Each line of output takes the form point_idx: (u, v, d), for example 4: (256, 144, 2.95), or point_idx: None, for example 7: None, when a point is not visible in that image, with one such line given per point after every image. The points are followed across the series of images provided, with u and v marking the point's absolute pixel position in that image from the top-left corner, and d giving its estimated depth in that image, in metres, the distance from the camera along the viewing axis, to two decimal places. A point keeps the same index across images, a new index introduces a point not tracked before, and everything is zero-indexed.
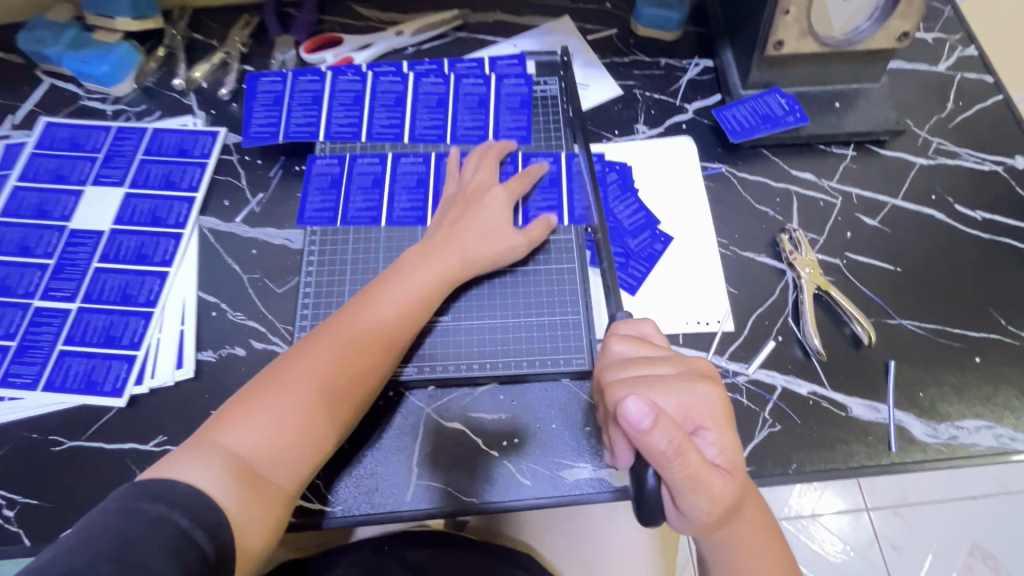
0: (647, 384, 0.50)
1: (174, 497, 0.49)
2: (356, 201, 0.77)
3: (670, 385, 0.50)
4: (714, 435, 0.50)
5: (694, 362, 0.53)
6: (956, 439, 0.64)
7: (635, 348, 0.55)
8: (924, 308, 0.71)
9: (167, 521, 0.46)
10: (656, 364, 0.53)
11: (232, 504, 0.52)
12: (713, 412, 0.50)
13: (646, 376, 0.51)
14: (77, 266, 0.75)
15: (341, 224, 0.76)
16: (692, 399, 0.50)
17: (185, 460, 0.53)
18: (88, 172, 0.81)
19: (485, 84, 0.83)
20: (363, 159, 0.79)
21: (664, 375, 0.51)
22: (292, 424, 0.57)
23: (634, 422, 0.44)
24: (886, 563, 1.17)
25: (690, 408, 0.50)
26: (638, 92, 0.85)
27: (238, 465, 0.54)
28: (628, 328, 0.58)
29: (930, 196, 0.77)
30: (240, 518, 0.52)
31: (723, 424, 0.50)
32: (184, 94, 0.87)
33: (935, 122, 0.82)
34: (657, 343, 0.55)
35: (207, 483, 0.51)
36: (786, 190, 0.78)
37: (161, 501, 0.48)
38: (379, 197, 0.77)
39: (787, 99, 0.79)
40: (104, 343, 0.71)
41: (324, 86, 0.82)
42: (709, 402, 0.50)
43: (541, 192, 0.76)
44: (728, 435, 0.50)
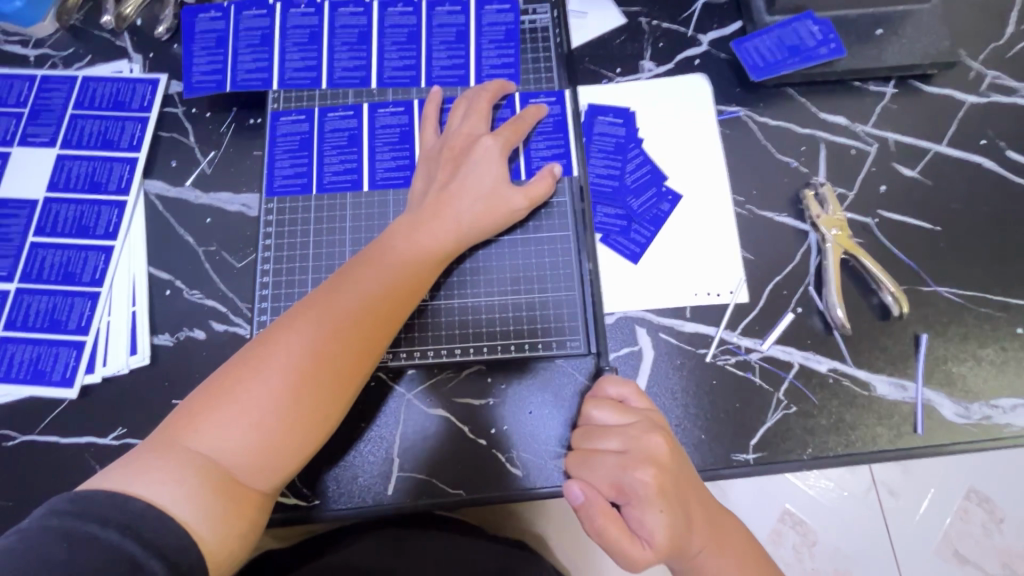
0: (587, 463, 0.50)
1: (128, 517, 0.41)
2: (332, 162, 0.67)
3: (605, 467, 0.48)
4: (644, 518, 0.46)
5: (645, 441, 0.48)
6: (989, 419, 0.59)
7: (600, 419, 0.52)
8: (964, 273, 0.63)
9: (117, 550, 0.39)
10: (604, 439, 0.50)
11: (203, 520, 0.44)
12: (643, 497, 0.46)
13: (590, 453, 0.50)
14: (11, 241, 0.67)
15: (316, 192, 0.66)
16: (625, 481, 0.47)
17: (145, 472, 0.45)
18: (13, 131, 0.71)
19: (463, 12, 0.70)
20: (334, 112, 0.68)
21: (607, 454, 0.49)
22: (270, 425, 0.48)
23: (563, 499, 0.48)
24: (883, 512, 0.92)
25: (623, 489, 0.47)
26: (644, 20, 0.72)
27: (209, 473, 0.46)
28: (614, 386, 0.53)
29: (979, 140, 0.67)
30: (211, 536, 0.44)
31: (653, 507, 0.46)
32: (117, 34, 0.75)
33: (991, 51, 0.70)
34: (620, 411, 0.51)
35: (170, 498, 0.44)
36: (813, 136, 0.68)
37: (112, 525, 0.40)
38: (358, 156, 0.67)
39: (821, 26, 0.68)
40: (49, 328, 0.64)
41: (274, 22, 0.70)
42: (642, 487, 0.46)
43: (543, 136, 0.66)
44: (655, 521, 0.46)
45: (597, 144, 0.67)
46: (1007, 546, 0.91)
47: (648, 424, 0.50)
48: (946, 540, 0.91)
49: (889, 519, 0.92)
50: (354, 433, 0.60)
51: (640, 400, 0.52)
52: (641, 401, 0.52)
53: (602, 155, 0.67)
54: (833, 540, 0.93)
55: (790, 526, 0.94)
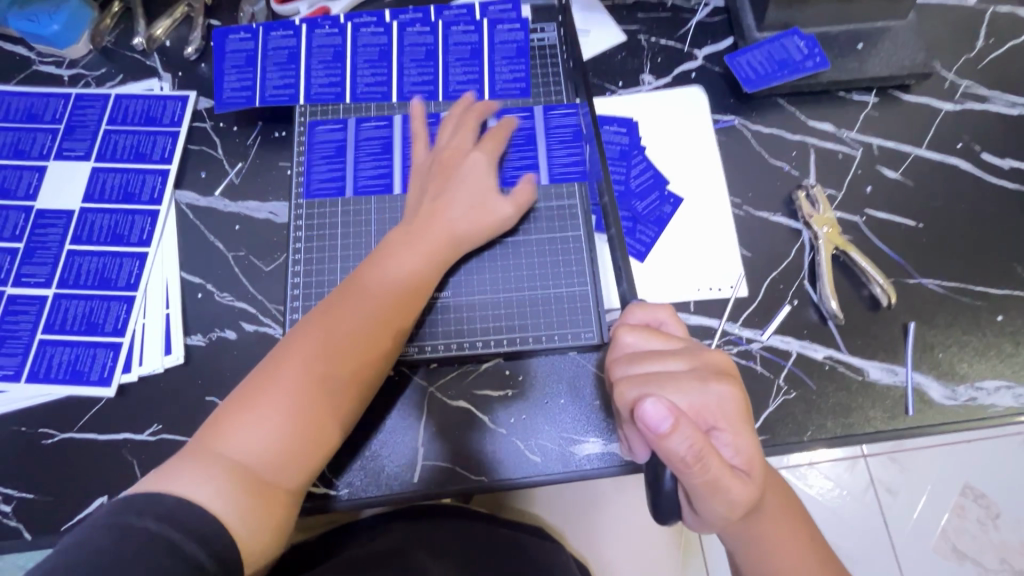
0: (660, 383, 0.48)
1: (173, 512, 0.44)
2: (365, 167, 0.72)
3: (684, 385, 0.48)
4: (730, 436, 0.48)
5: (706, 358, 0.50)
6: (975, 400, 0.63)
7: (640, 344, 0.52)
8: (946, 265, 0.67)
9: (167, 541, 0.42)
10: (668, 361, 0.50)
11: (237, 516, 0.47)
12: (728, 410, 0.48)
13: (656, 374, 0.49)
14: (49, 249, 0.70)
15: (352, 194, 0.71)
16: (707, 399, 0.48)
17: (179, 476, 0.48)
18: (50, 146, 0.75)
19: (476, 31, 0.75)
20: (368, 123, 0.73)
21: (676, 373, 0.49)
22: (291, 424, 0.52)
23: (651, 426, 0.44)
24: (881, 509, 0.97)
25: (705, 407, 0.48)
26: (643, 37, 0.78)
27: (239, 473, 0.49)
28: (642, 314, 0.54)
29: (955, 144, 0.72)
30: (246, 533, 0.48)
31: (738, 424, 0.48)
32: (147, 55, 0.79)
33: (964, 63, 0.76)
34: (664, 337, 0.52)
35: (208, 499, 0.47)
36: (802, 142, 0.73)
37: (159, 519, 0.43)
38: (390, 164, 0.72)
39: (806, 41, 0.74)
40: (86, 331, 0.67)
41: (299, 42, 0.75)
42: (725, 401, 0.48)
43: (516, 149, 0.71)
44: (743, 435, 0.48)
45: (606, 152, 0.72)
46: (1004, 542, 0.94)
47: (696, 344, 0.52)
48: (944, 538, 0.95)
49: (887, 518, 0.97)
50: (380, 424, 0.63)
51: (675, 325, 0.54)
52: (676, 328, 0.53)
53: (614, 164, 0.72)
54: (833, 537, 0.97)
55: None
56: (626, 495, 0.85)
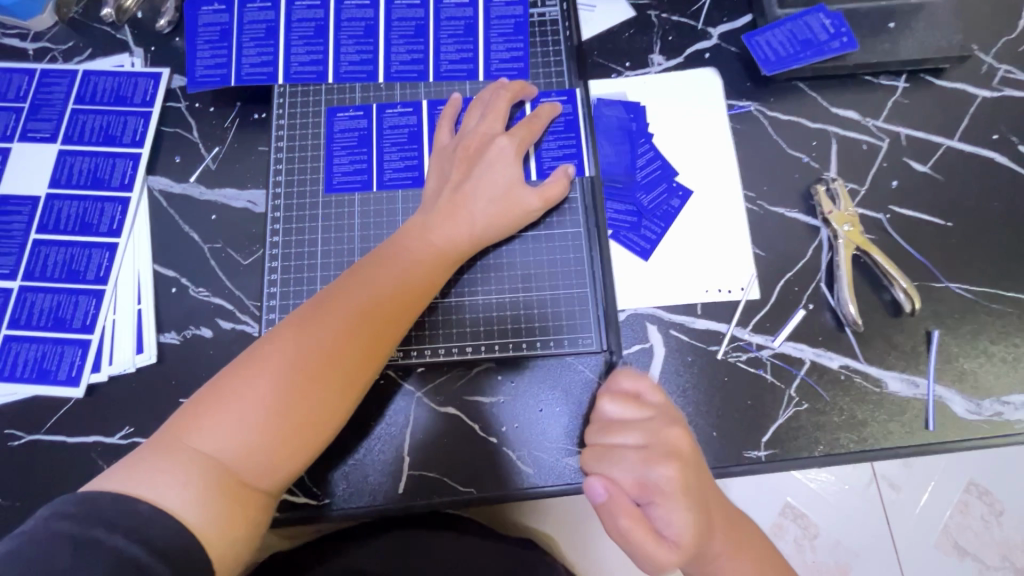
0: (607, 458, 0.48)
1: (136, 522, 0.41)
2: (341, 162, 0.66)
3: (627, 463, 0.47)
4: (670, 516, 0.45)
5: (665, 434, 0.48)
6: (1000, 416, 0.59)
7: (611, 413, 0.50)
8: (975, 268, 0.62)
9: (125, 557, 0.39)
10: (622, 435, 0.48)
11: (212, 525, 0.44)
12: (671, 492, 0.45)
13: (608, 448, 0.48)
14: (14, 238, 0.66)
15: (325, 193, 0.65)
16: (650, 479, 0.46)
17: (155, 474, 0.44)
18: (13, 126, 0.70)
19: (471, 4, 0.69)
20: (343, 113, 0.67)
21: (628, 449, 0.47)
22: (281, 431, 0.48)
23: (590, 496, 0.46)
24: (883, 505, 0.93)
25: (649, 487, 0.46)
26: (654, 13, 0.71)
27: (220, 476, 0.46)
28: (627, 381, 0.51)
29: (991, 135, 0.67)
30: (218, 541, 0.44)
31: (682, 508, 0.45)
32: (118, 27, 0.73)
33: (1003, 45, 0.69)
34: (636, 407, 0.49)
35: (177, 502, 0.43)
36: (823, 131, 0.67)
37: (119, 530, 0.40)
38: (367, 157, 0.66)
39: (833, 19, 0.67)
40: (54, 326, 0.63)
41: (279, 15, 0.69)
42: (669, 481, 0.46)
43: (554, 136, 0.65)
44: (687, 520, 0.45)
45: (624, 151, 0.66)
46: (1008, 540, 0.91)
47: (664, 418, 0.49)
48: (945, 533, 0.91)
49: (889, 513, 0.93)
50: (364, 432, 0.60)
51: (655, 394, 0.50)
52: (656, 396, 0.50)
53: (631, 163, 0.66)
54: (833, 533, 0.93)
55: (791, 519, 0.94)
56: None
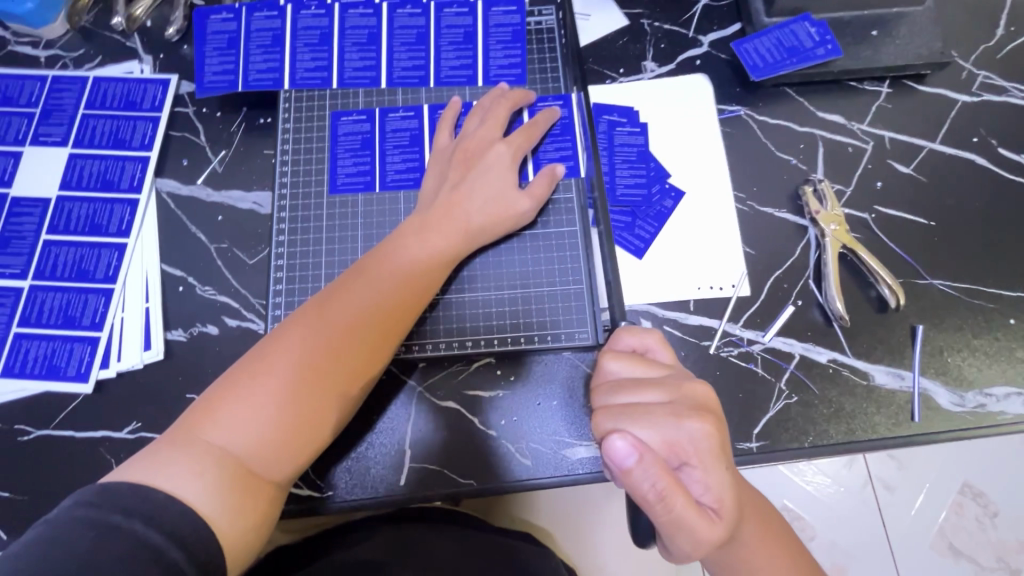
0: (633, 416, 0.47)
1: (151, 508, 0.42)
2: (346, 163, 0.68)
3: (654, 419, 0.46)
4: (700, 473, 0.46)
5: (686, 391, 0.49)
6: (984, 407, 0.61)
7: (624, 372, 0.51)
8: (957, 265, 0.65)
9: (141, 540, 0.40)
10: (643, 392, 0.49)
11: (223, 512, 0.45)
12: (702, 448, 0.46)
13: (632, 407, 0.48)
14: (25, 239, 0.68)
15: (330, 194, 0.67)
16: (678, 436, 0.46)
17: (168, 464, 0.46)
18: (25, 131, 0.72)
19: (470, 13, 0.71)
20: (347, 116, 0.70)
21: (652, 406, 0.47)
22: (288, 422, 0.50)
23: (617, 461, 0.43)
24: (879, 507, 0.95)
25: (678, 444, 0.46)
26: (646, 22, 0.74)
27: (230, 466, 0.47)
28: (630, 339, 0.53)
29: (971, 138, 0.69)
30: (229, 528, 0.46)
31: (712, 462, 0.46)
32: (127, 35, 0.76)
33: (982, 52, 0.72)
34: (650, 365, 0.50)
35: (188, 490, 0.45)
36: (810, 135, 0.70)
37: (135, 515, 0.41)
38: (370, 159, 0.68)
39: (818, 27, 0.70)
40: (63, 324, 0.65)
41: (284, 23, 0.71)
42: (698, 438, 0.46)
43: (552, 139, 0.67)
44: (716, 474, 0.46)
45: (619, 155, 0.68)
46: (1002, 539, 0.92)
47: (678, 375, 0.50)
48: (941, 534, 0.93)
49: (885, 514, 0.95)
50: (366, 425, 0.61)
51: (663, 351, 0.52)
52: (664, 354, 0.52)
53: (626, 166, 0.68)
54: (831, 535, 0.94)
55: (790, 520, 0.95)
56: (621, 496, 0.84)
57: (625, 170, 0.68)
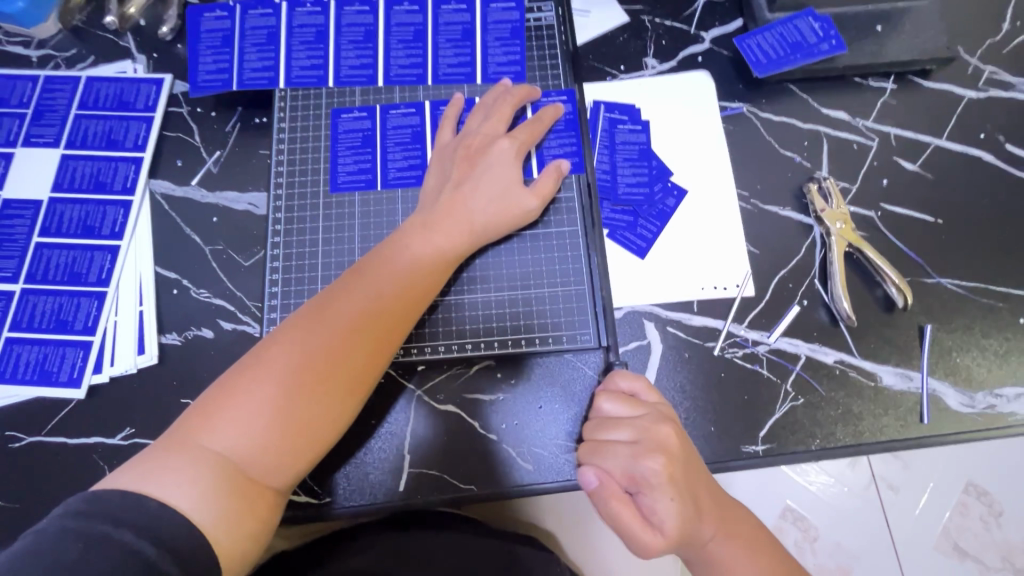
0: (599, 451, 0.52)
1: (142, 518, 0.41)
2: (346, 162, 0.67)
3: (616, 454, 0.51)
4: (661, 506, 0.48)
5: (655, 431, 0.51)
6: (994, 408, 0.59)
7: (607, 411, 0.54)
8: (965, 263, 0.64)
9: (133, 552, 0.39)
10: (615, 432, 0.52)
11: (219, 522, 0.44)
12: (656, 482, 0.49)
13: (601, 442, 0.52)
14: (16, 241, 0.66)
15: (331, 192, 0.66)
16: (637, 469, 0.50)
17: (163, 471, 0.44)
18: (16, 132, 0.70)
19: (468, 10, 0.70)
20: (347, 114, 0.68)
21: (619, 446, 0.51)
22: (286, 428, 0.48)
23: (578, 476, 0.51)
24: (884, 507, 0.93)
25: (635, 476, 0.50)
26: (647, 18, 0.73)
27: (227, 473, 0.46)
28: (625, 381, 0.55)
29: (978, 134, 0.68)
30: (225, 537, 0.44)
31: (667, 492, 0.49)
32: (120, 35, 0.74)
33: (988, 47, 0.71)
34: (631, 405, 0.54)
35: (183, 499, 0.44)
36: (814, 131, 0.68)
37: (126, 526, 0.40)
38: (371, 157, 0.67)
39: (821, 22, 0.69)
40: (56, 328, 0.63)
41: (280, 21, 0.70)
42: (656, 477, 0.49)
43: (555, 135, 0.66)
44: (670, 505, 0.48)
45: (621, 153, 0.67)
46: (1007, 541, 0.91)
47: (656, 415, 0.52)
48: (945, 534, 0.92)
49: (889, 514, 0.93)
50: (364, 430, 0.60)
51: (650, 394, 0.54)
52: (650, 396, 0.54)
53: (628, 164, 0.67)
54: (833, 536, 0.94)
55: (791, 522, 0.94)
56: None
57: (627, 168, 0.67)
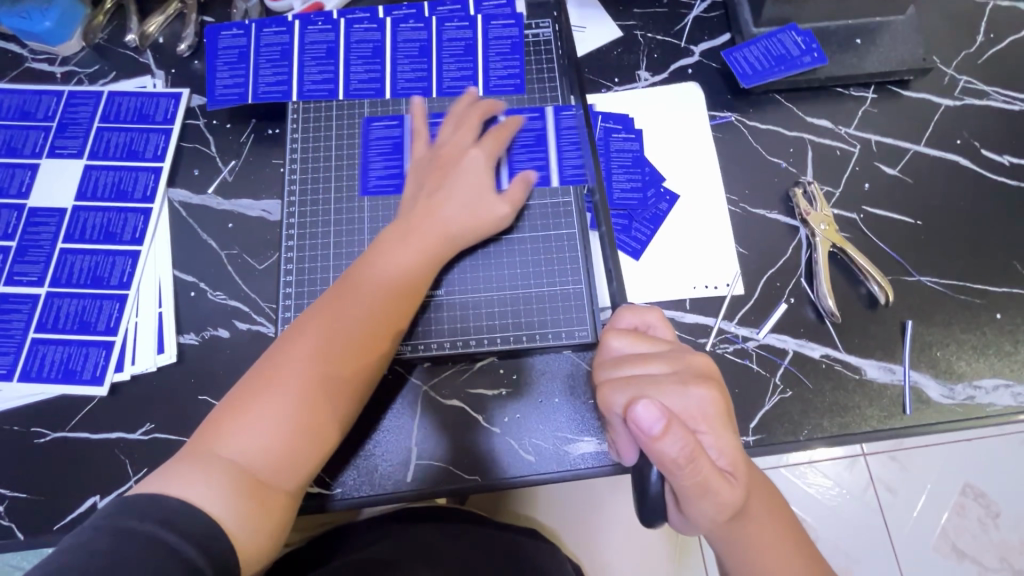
0: (643, 387, 0.48)
1: (166, 513, 0.44)
2: (377, 166, 0.71)
3: (664, 387, 0.48)
4: (712, 438, 0.48)
5: (688, 360, 0.50)
6: (973, 399, 0.62)
7: (625, 348, 0.52)
8: (944, 262, 0.67)
9: (157, 541, 0.42)
10: (647, 365, 0.50)
11: (235, 519, 0.47)
12: (709, 414, 0.48)
13: (639, 379, 0.49)
14: (42, 247, 0.70)
15: (361, 196, 0.70)
16: (687, 401, 0.48)
17: (180, 476, 0.48)
18: (42, 144, 0.74)
19: (470, 27, 0.74)
20: (380, 122, 0.72)
21: (658, 378, 0.49)
22: (290, 429, 0.52)
23: (644, 428, 0.44)
24: (881, 508, 0.96)
25: (686, 410, 0.47)
26: (640, 33, 0.77)
27: (239, 474, 0.49)
28: (631, 317, 0.55)
29: (955, 140, 0.72)
30: (244, 535, 0.47)
31: (719, 425, 0.48)
32: (140, 51, 0.79)
33: (963, 58, 0.75)
34: (650, 340, 0.52)
35: (201, 500, 0.47)
36: (800, 138, 0.72)
37: (151, 519, 0.43)
38: (402, 162, 0.71)
39: (804, 36, 0.73)
40: (79, 329, 0.67)
41: (292, 38, 0.74)
42: (705, 405, 0.48)
43: (542, 146, 0.70)
44: (725, 436, 0.48)
45: (615, 160, 0.71)
46: (1003, 540, 0.93)
47: (679, 348, 0.52)
48: (944, 536, 0.94)
49: (886, 516, 0.96)
50: (372, 424, 0.63)
51: (663, 328, 0.54)
52: (664, 331, 0.54)
53: (622, 171, 0.71)
54: (832, 537, 0.95)
55: None
56: (625, 495, 0.86)
57: (621, 175, 0.70)
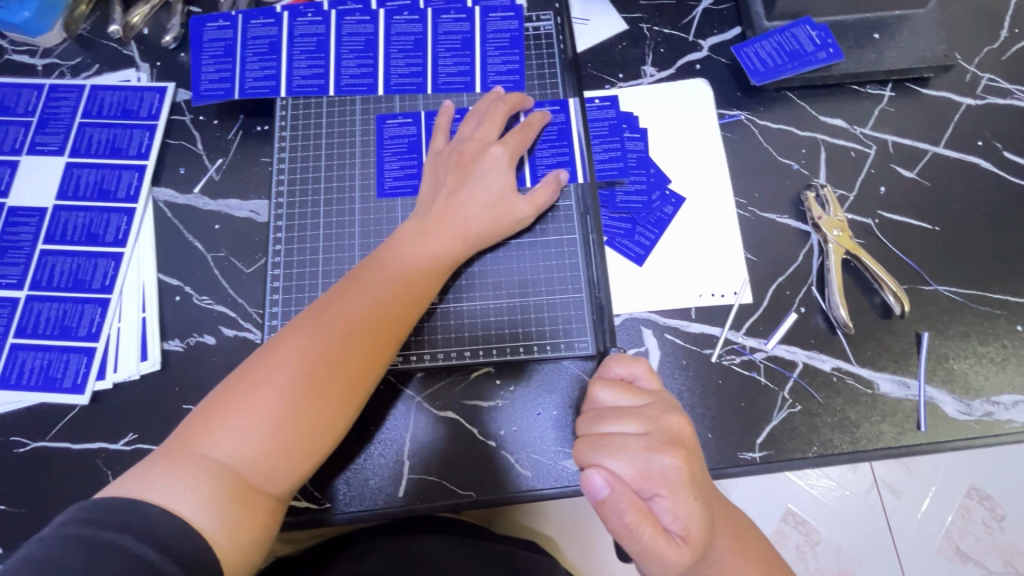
0: (609, 448, 0.46)
1: (145, 525, 0.42)
2: (392, 167, 0.68)
3: (629, 450, 0.46)
4: (671, 505, 0.45)
5: (664, 422, 0.48)
6: (991, 416, 0.60)
7: (607, 401, 0.50)
8: (963, 271, 0.64)
9: (133, 556, 0.39)
10: (621, 423, 0.48)
11: (219, 527, 0.45)
12: (672, 482, 0.45)
13: (608, 437, 0.47)
14: (21, 248, 0.67)
15: (377, 197, 0.67)
16: (651, 467, 0.45)
17: (162, 478, 0.45)
18: (22, 140, 0.71)
19: (468, 19, 0.71)
20: (393, 120, 0.69)
21: (628, 438, 0.47)
22: (286, 434, 0.49)
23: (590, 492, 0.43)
24: (884, 511, 0.93)
25: (650, 476, 0.45)
26: (646, 26, 0.73)
27: (224, 478, 0.46)
28: (620, 367, 0.52)
29: (976, 141, 0.68)
30: (226, 544, 0.45)
31: (683, 495, 0.45)
32: (124, 43, 0.75)
33: (986, 54, 0.71)
34: (633, 394, 0.50)
35: (183, 505, 0.44)
36: (812, 139, 0.69)
37: (128, 532, 0.41)
38: (418, 162, 0.68)
39: (819, 31, 0.69)
40: (60, 335, 0.64)
41: (281, 31, 0.71)
42: (670, 470, 0.45)
43: (548, 144, 0.66)
44: (688, 506, 0.45)
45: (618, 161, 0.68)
46: (1010, 545, 0.90)
47: (661, 406, 0.49)
48: (948, 538, 0.91)
49: (890, 518, 0.93)
50: (365, 435, 0.61)
51: (650, 381, 0.51)
52: (651, 383, 0.51)
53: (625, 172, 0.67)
54: (835, 539, 0.93)
55: (793, 526, 0.93)
56: None
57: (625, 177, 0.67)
